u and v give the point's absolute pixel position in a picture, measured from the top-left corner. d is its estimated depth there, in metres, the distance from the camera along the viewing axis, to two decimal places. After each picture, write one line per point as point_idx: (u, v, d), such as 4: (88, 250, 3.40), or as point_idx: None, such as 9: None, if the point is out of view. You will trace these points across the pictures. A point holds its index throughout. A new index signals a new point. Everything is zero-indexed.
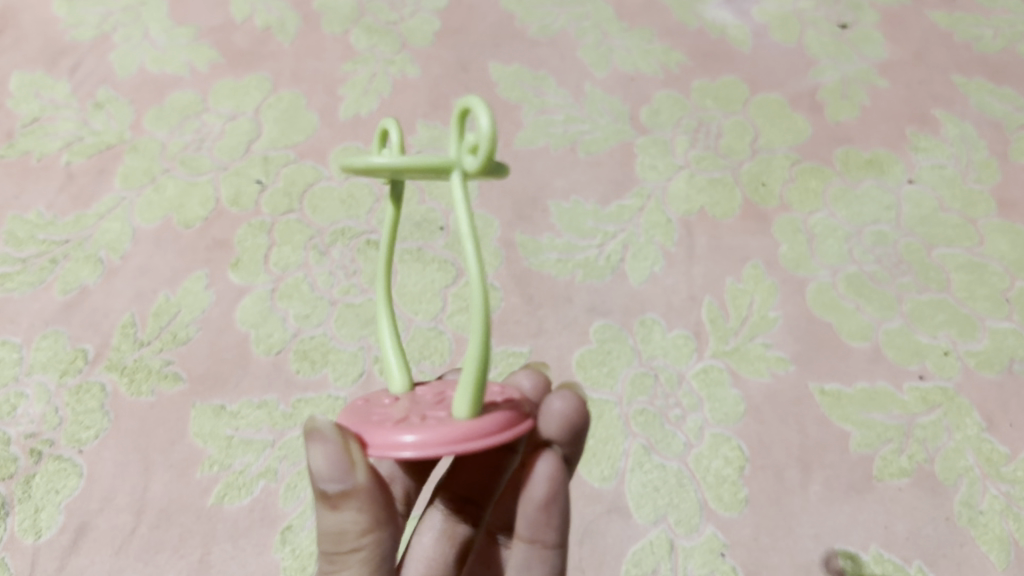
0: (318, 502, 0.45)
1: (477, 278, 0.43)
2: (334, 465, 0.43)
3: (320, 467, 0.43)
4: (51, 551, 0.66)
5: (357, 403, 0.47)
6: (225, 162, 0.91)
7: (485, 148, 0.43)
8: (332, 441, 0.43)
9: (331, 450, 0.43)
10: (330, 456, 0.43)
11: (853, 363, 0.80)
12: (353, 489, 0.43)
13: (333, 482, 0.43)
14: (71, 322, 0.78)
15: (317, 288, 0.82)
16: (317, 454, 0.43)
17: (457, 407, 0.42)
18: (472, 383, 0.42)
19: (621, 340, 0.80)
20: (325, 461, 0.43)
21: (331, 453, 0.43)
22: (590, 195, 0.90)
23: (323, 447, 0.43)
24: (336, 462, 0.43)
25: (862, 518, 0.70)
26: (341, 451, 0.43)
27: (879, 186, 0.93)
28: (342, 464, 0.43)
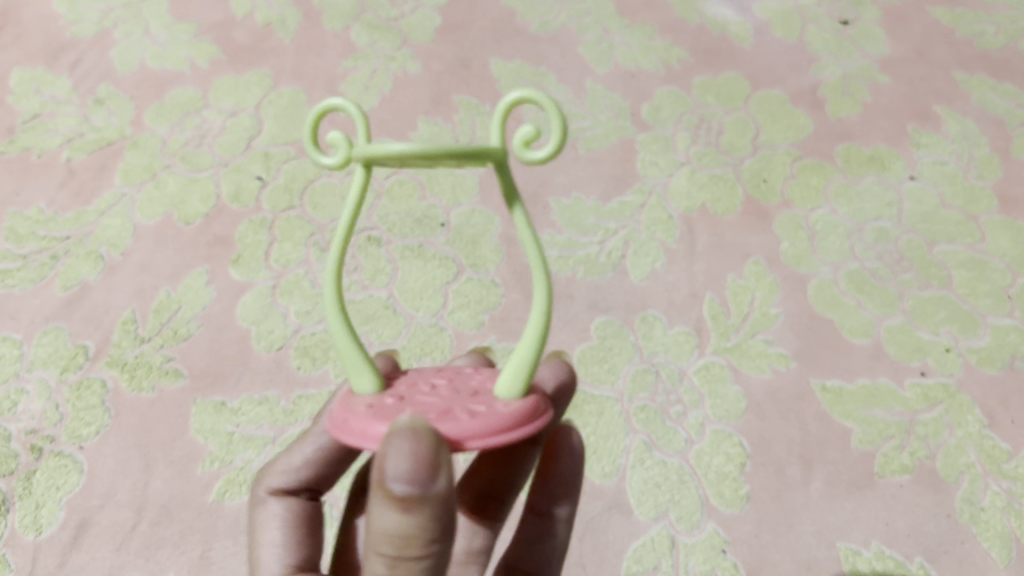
0: (375, 507, 0.36)
1: (541, 270, 0.45)
2: (413, 469, 0.35)
3: (392, 468, 0.35)
4: (52, 547, 0.65)
5: (361, 407, 0.42)
6: (225, 158, 0.91)
7: (555, 142, 0.43)
8: (411, 437, 0.36)
9: (413, 449, 0.36)
10: (416, 453, 0.36)
11: (854, 360, 0.79)
12: (432, 499, 0.36)
13: (406, 491, 0.35)
14: (72, 318, 0.78)
15: (318, 285, 0.82)
16: (400, 450, 0.36)
17: (507, 390, 0.44)
18: (527, 365, 0.44)
19: (621, 336, 0.80)
20: (405, 462, 0.35)
21: (412, 454, 0.35)
22: (591, 191, 0.90)
23: (404, 443, 0.36)
24: (417, 463, 0.35)
25: (863, 515, 0.70)
26: (424, 452, 0.36)
27: (880, 183, 0.93)
28: (421, 469, 0.35)
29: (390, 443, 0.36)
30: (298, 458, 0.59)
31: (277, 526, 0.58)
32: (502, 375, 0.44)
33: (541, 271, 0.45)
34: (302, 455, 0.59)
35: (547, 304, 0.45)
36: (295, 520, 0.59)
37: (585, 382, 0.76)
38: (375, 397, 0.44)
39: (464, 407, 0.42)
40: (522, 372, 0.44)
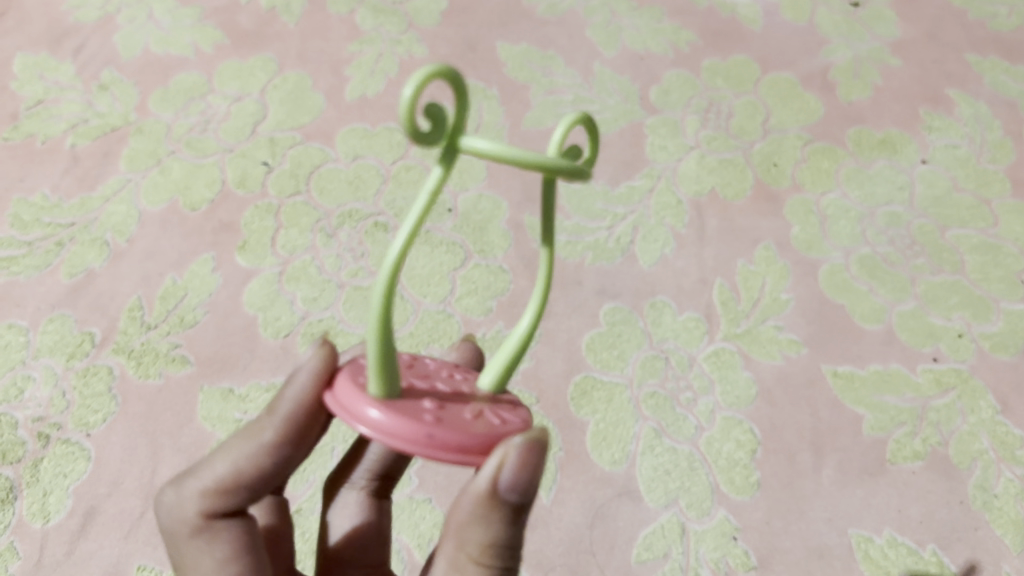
0: (483, 513, 0.40)
1: (545, 280, 0.46)
2: (530, 481, 0.39)
3: (509, 478, 0.38)
4: (60, 535, 0.65)
5: (428, 419, 0.37)
6: (231, 144, 0.90)
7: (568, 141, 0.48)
8: (528, 450, 0.38)
9: (534, 463, 0.39)
10: (530, 465, 0.39)
11: (865, 346, 0.79)
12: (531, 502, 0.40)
13: (516, 496, 0.39)
14: (77, 306, 0.78)
15: (324, 271, 0.81)
16: (518, 467, 0.38)
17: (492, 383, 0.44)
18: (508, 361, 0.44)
19: (630, 322, 0.79)
20: (527, 476, 0.38)
21: (534, 467, 0.39)
22: (599, 176, 0.89)
23: (533, 460, 0.39)
24: (534, 475, 0.39)
25: (876, 502, 0.70)
26: (541, 466, 0.39)
27: (892, 166, 0.92)
28: (536, 480, 0.39)
29: (507, 453, 0.38)
30: (245, 469, 0.46)
31: (226, 560, 0.46)
32: (486, 368, 0.44)
33: (542, 281, 0.46)
34: (256, 468, 0.46)
35: (540, 312, 0.46)
36: (246, 546, 0.46)
37: (594, 368, 0.75)
38: (413, 400, 0.39)
39: (495, 412, 0.41)
40: (507, 368, 0.44)
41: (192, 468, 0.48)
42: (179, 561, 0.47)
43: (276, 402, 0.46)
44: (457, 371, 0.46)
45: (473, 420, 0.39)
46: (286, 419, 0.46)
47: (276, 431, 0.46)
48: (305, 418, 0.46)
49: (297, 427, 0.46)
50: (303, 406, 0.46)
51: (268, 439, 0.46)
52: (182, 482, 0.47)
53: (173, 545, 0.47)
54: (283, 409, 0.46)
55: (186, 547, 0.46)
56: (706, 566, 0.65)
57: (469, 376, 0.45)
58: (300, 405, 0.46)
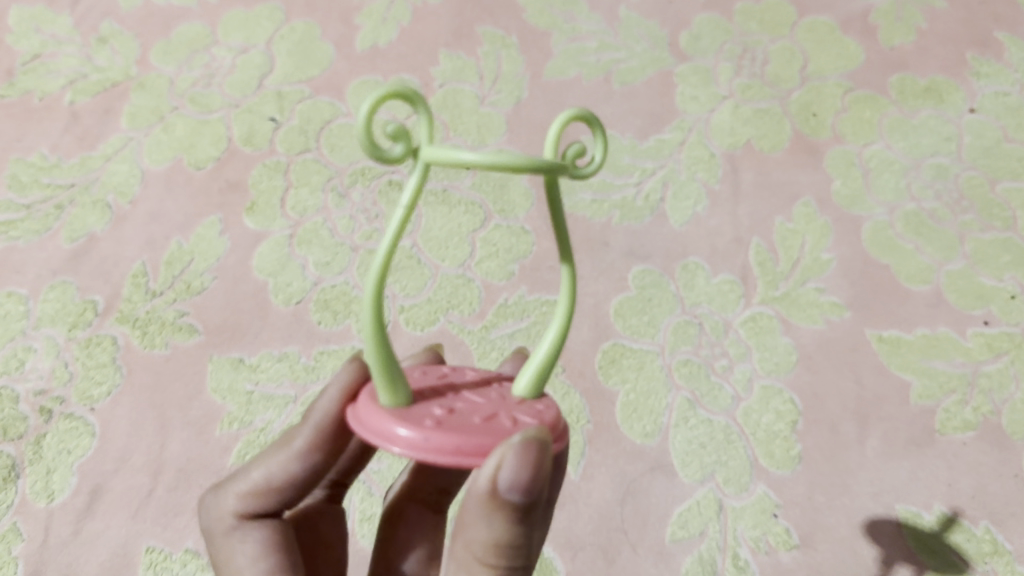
0: (487, 513, 0.36)
1: (570, 283, 0.43)
2: (531, 481, 0.34)
3: (507, 479, 0.34)
4: (65, 514, 0.62)
5: (428, 423, 0.36)
6: (236, 99, 0.85)
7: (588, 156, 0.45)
8: (527, 445, 0.34)
9: (534, 460, 0.34)
10: (531, 464, 0.34)
11: (911, 308, 0.74)
12: (538, 501, 0.36)
13: (519, 498, 0.35)
14: (79, 272, 0.74)
15: (337, 234, 0.76)
16: (516, 465, 0.34)
17: (520, 387, 0.42)
18: (539, 365, 0.42)
19: (661, 286, 0.74)
20: (528, 475, 0.34)
21: (534, 463, 0.34)
22: (627, 129, 0.84)
23: (532, 457, 0.34)
24: (535, 473, 0.34)
25: (924, 475, 0.65)
26: (544, 464, 0.35)
27: (938, 116, 0.86)
28: (538, 480, 0.35)
29: (504, 451, 0.34)
30: (276, 475, 0.47)
31: (255, 559, 0.46)
32: (521, 374, 0.42)
33: (568, 283, 0.43)
34: (287, 473, 0.46)
35: (570, 315, 0.43)
36: (277, 545, 0.47)
37: (624, 335, 0.71)
38: (423, 407, 0.38)
39: (510, 415, 0.39)
40: (541, 374, 0.42)
41: (233, 474, 0.49)
42: (217, 560, 0.48)
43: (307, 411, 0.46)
44: (495, 380, 0.44)
45: (481, 424, 0.37)
46: (316, 429, 0.46)
47: (306, 440, 0.46)
48: (336, 430, 0.46)
49: (328, 438, 0.46)
50: (333, 418, 0.45)
51: (297, 447, 0.46)
52: (222, 487, 0.48)
53: (212, 543, 0.48)
54: (315, 420, 0.46)
55: (222, 544, 0.47)
56: (744, 544, 0.62)
57: (507, 384, 0.43)
58: (329, 415, 0.45)
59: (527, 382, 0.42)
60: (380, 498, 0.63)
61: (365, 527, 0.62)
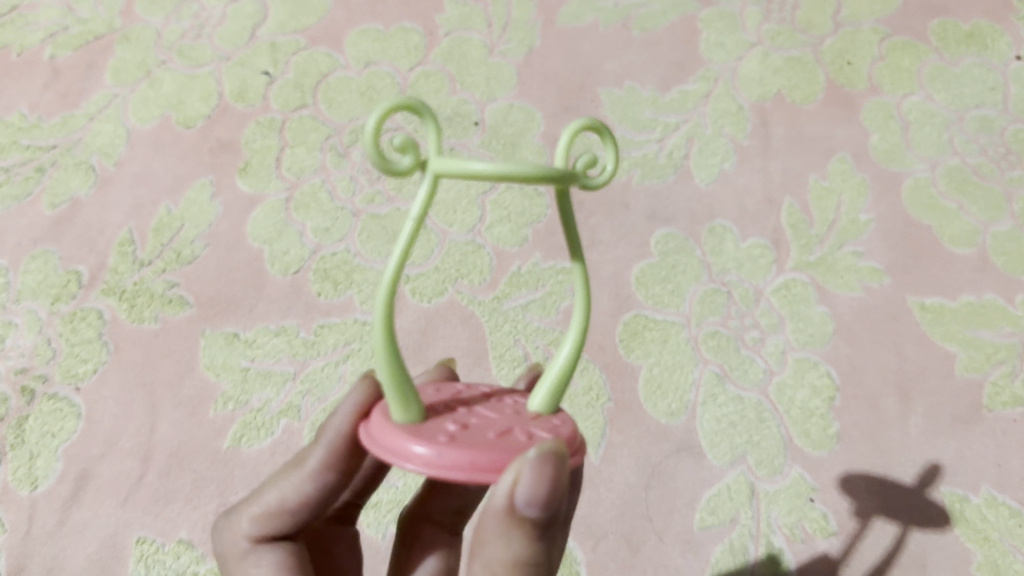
0: (505, 530, 0.32)
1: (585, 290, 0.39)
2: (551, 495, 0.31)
3: (525, 494, 0.31)
4: (50, 503, 0.58)
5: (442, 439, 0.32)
6: (227, 51, 0.79)
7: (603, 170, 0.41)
8: (544, 456, 0.31)
9: (552, 473, 0.31)
10: (550, 479, 0.30)
11: (955, 273, 0.68)
12: (558, 514, 0.32)
13: (539, 514, 0.31)
14: (62, 241, 0.70)
15: (337, 197, 0.71)
16: (535, 481, 0.30)
17: (537, 402, 0.37)
18: (559, 377, 0.37)
19: (687, 252, 0.69)
20: (547, 488, 0.31)
21: (552, 475, 0.31)
22: (648, 80, 0.78)
23: (549, 468, 0.31)
24: (554, 486, 0.31)
25: (971, 455, 0.60)
26: (563, 476, 0.31)
27: (982, 64, 0.79)
28: (557, 493, 0.31)
29: (520, 465, 0.31)
30: (290, 496, 0.42)
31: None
32: (536, 389, 0.38)
33: (583, 293, 0.39)
34: (299, 493, 0.42)
35: (588, 322, 0.39)
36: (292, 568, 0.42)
37: (646, 306, 0.66)
38: (436, 423, 0.34)
39: (528, 430, 0.34)
40: (560, 387, 0.37)
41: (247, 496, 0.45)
42: None
43: (322, 430, 0.42)
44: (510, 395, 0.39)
45: (497, 439, 0.33)
46: (330, 449, 0.42)
47: (318, 461, 0.42)
48: (352, 449, 0.42)
49: (345, 457, 0.42)
50: (349, 435, 0.42)
51: (310, 467, 0.42)
52: (236, 509, 0.44)
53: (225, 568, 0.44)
54: (328, 438, 0.42)
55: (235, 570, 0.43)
56: (779, 532, 0.57)
57: (521, 400, 0.39)
58: (344, 433, 0.42)
59: (543, 398, 0.37)
60: (386, 483, 0.59)
61: (371, 515, 0.58)
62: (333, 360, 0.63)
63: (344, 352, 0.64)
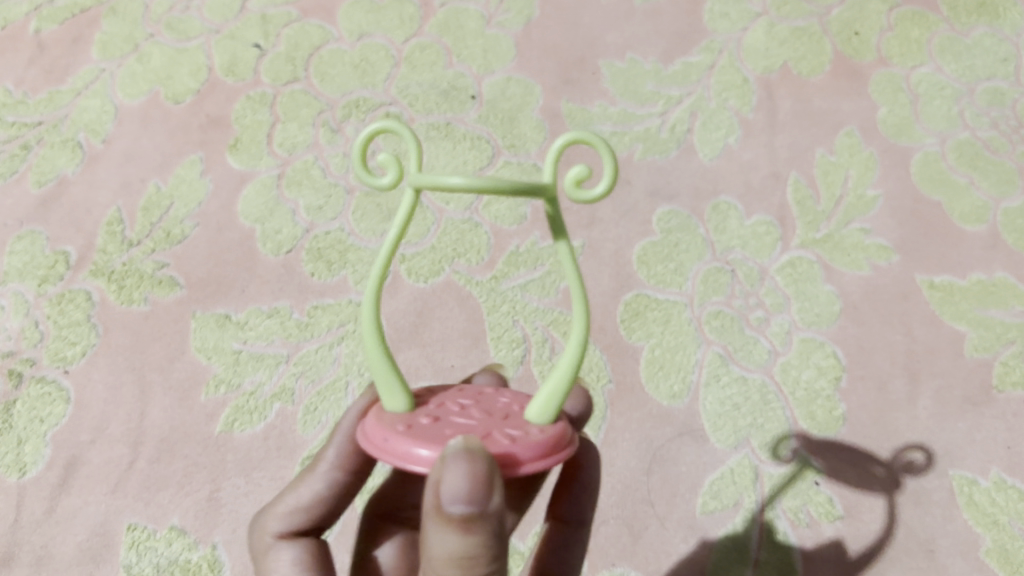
0: (432, 533, 0.31)
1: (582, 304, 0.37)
2: (470, 489, 0.30)
3: (448, 491, 0.30)
4: (39, 490, 0.57)
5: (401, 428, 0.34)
6: (217, 24, 0.77)
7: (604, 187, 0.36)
8: (462, 454, 0.30)
9: (471, 468, 0.30)
10: (470, 472, 0.30)
11: (966, 250, 0.66)
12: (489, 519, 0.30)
13: (464, 512, 0.30)
14: (49, 221, 0.68)
15: (330, 174, 0.69)
16: (451, 470, 0.30)
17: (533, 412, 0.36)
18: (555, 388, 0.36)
19: (690, 229, 0.67)
20: (469, 488, 0.30)
21: (471, 472, 0.30)
22: (650, 52, 0.76)
23: (467, 466, 0.30)
24: (477, 481, 0.30)
25: (981, 437, 0.59)
26: (490, 477, 0.30)
27: (994, 35, 0.77)
28: (485, 495, 0.30)
29: (439, 464, 0.30)
30: (304, 497, 0.43)
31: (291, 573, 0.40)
32: (534, 398, 0.37)
33: (580, 299, 0.37)
34: (311, 492, 0.43)
35: (586, 330, 0.37)
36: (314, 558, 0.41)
37: (648, 285, 0.64)
38: (412, 416, 0.36)
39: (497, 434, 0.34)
40: (556, 398, 0.36)
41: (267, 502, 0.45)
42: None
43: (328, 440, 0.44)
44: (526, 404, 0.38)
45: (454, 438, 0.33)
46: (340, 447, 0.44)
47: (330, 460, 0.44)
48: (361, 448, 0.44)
49: (355, 455, 0.44)
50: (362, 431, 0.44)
51: (324, 469, 0.44)
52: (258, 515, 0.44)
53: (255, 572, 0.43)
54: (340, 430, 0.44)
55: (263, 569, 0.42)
56: (783, 516, 0.56)
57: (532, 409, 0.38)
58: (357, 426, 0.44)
59: (540, 407, 0.36)
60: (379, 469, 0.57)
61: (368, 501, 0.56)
62: (327, 342, 0.62)
63: (338, 334, 0.62)
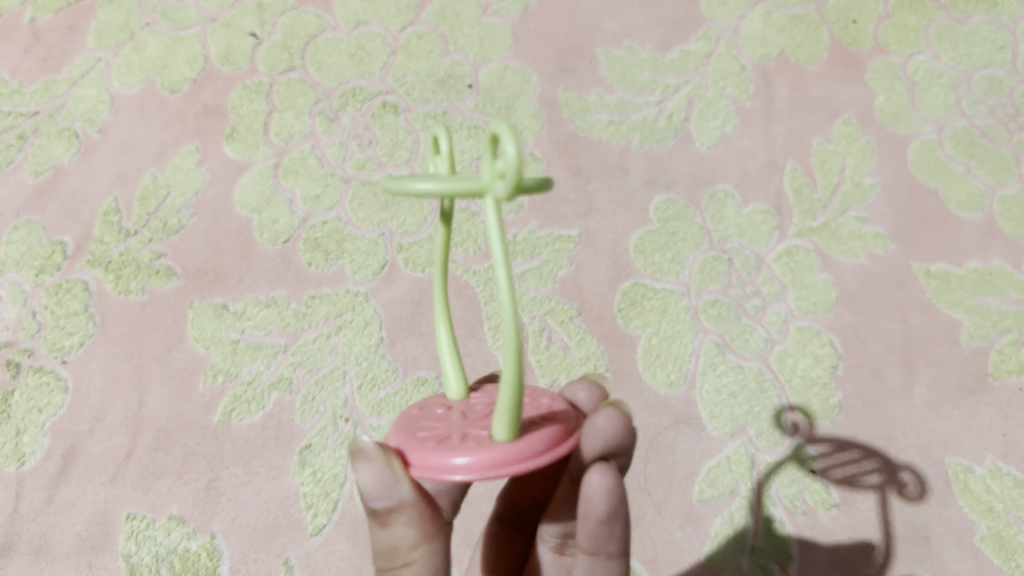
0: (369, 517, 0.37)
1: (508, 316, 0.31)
2: (377, 487, 0.34)
3: (364, 485, 0.35)
4: (37, 479, 0.57)
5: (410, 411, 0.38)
6: (213, 12, 0.77)
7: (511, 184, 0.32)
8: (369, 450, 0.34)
9: (378, 467, 0.34)
10: (374, 471, 0.34)
11: (962, 239, 0.66)
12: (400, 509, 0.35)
13: (377, 505, 0.35)
14: (46, 211, 0.68)
15: (327, 163, 0.69)
16: (359, 469, 0.34)
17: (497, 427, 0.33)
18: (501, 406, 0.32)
19: (687, 218, 0.67)
20: (373, 484, 0.34)
21: (373, 468, 0.34)
22: (647, 40, 0.75)
23: (368, 465, 0.34)
24: (383, 478, 0.34)
25: (976, 425, 0.59)
26: (391, 471, 0.34)
27: (991, 22, 0.76)
28: (391, 487, 0.34)
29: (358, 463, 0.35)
30: None
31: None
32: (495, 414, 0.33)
33: (505, 279, 0.32)
34: None
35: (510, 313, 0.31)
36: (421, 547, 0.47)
37: (645, 274, 0.64)
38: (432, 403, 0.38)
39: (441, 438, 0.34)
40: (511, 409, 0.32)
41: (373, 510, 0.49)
42: None
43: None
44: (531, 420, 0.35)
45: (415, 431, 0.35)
46: None
47: None
48: None
49: None
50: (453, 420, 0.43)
51: None
52: None
53: None
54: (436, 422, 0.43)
55: None
56: (779, 504, 0.56)
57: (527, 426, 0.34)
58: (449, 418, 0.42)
59: (502, 423, 0.32)
60: None
61: None
62: (325, 331, 0.62)
63: (335, 323, 0.62)
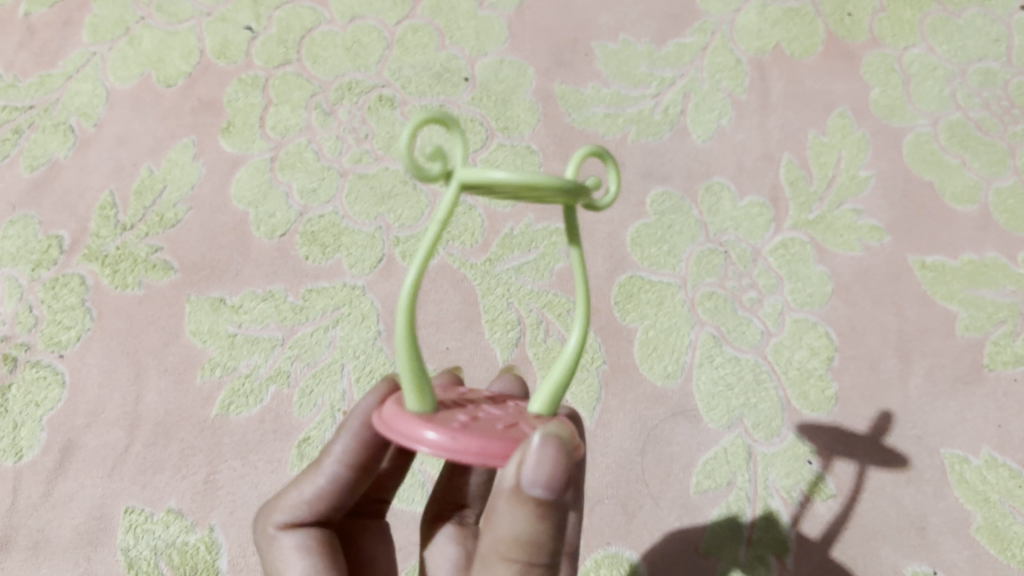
0: (507, 504, 0.33)
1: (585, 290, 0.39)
2: (556, 475, 0.32)
3: (532, 474, 0.32)
4: (34, 474, 0.57)
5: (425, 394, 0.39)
6: (208, 6, 0.77)
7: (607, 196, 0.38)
8: (549, 440, 0.32)
9: (557, 454, 0.32)
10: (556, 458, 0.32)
11: (958, 231, 0.66)
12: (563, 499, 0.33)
13: (541, 493, 0.32)
14: (41, 205, 0.68)
15: (323, 157, 0.69)
16: (540, 455, 0.32)
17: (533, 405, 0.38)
18: (558, 380, 0.38)
19: (683, 211, 0.67)
20: (542, 472, 0.32)
21: (556, 460, 0.32)
22: (643, 33, 0.75)
23: (546, 452, 0.32)
24: (563, 470, 0.32)
25: (972, 416, 0.59)
26: (565, 464, 0.32)
27: (986, 15, 0.77)
28: (560, 481, 0.32)
29: (524, 447, 0.32)
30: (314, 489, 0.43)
31: (295, 563, 0.41)
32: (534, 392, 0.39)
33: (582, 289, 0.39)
34: (314, 487, 0.43)
35: (587, 325, 0.39)
36: (320, 544, 0.43)
37: (642, 267, 0.65)
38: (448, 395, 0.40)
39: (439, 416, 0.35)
40: (557, 391, 0.38)
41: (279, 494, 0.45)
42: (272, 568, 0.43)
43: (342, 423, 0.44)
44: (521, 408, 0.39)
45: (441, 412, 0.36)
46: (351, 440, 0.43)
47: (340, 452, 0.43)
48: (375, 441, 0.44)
49: (361, 451, 0.44)
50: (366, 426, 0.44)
51: (330, 467, 0.44)
52: (268, 511, 0.44)
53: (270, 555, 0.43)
54: (349, 428, 0.44)
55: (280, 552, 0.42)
56: (776, 495, 0.57)
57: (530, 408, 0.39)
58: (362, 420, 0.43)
59: (544, 401, 0.38)
60: None
61: None
62: (322, 325, 0.62)
63: (333, 317, 0.62)
